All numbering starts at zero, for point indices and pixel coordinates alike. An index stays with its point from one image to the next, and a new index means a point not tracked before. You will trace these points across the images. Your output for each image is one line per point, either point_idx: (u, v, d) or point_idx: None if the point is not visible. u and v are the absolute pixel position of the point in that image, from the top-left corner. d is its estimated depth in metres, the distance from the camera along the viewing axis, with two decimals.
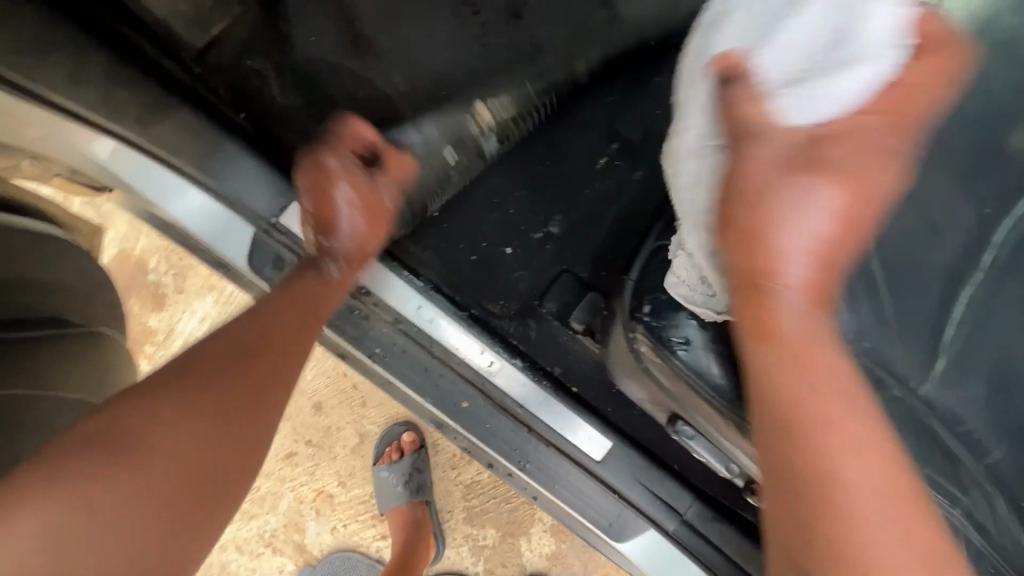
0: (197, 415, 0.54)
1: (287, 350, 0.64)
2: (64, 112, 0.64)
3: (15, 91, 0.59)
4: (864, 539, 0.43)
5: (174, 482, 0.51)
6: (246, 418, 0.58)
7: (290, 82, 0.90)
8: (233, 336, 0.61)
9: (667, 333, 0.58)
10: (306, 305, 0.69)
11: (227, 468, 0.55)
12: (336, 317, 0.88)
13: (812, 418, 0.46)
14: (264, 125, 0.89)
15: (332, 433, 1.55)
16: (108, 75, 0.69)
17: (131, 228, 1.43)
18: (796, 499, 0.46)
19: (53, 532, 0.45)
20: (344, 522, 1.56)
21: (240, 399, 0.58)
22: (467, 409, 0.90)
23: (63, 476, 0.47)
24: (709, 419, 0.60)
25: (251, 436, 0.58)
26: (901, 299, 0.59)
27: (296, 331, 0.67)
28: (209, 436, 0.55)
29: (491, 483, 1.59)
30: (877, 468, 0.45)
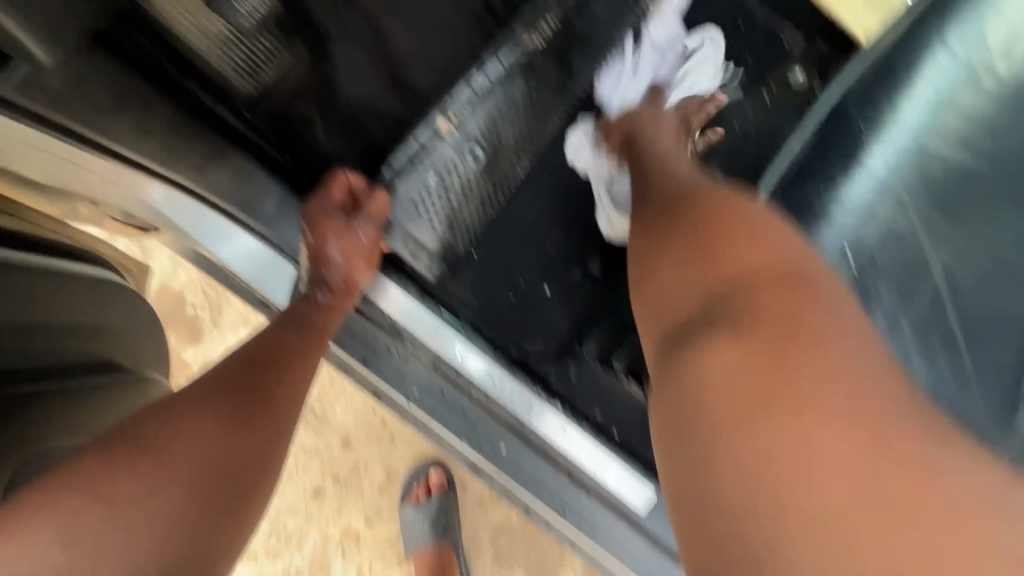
0: (195, 446, 0.53)
1: (286, 381, 0.64)
2: (130, 164, 0.64)
3: (89, 146, 0.59)
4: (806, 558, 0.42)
5: (195, 499, 0.51)
6: (261, 438, 0.58)
7: (335, 126, 0.92)
8: (233, 370, 0.61)
9: None
10: (304, 343, 0.70)
11: (224, 507, 0.53)
12: (373, 358, 0.87)
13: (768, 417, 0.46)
14: (309, 168, 0.91)
15: (360, 469, 1.53)
16: (171, 127, 0.71)
17: (171, 263, 1.46)
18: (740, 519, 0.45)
19: (72, 546, 0.45)
20: (370, 562, 1.52)
21: (238, 428, 0.57)
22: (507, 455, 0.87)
23: (44, 519, 0.45)
24: None
25: (246, 472, 0.56)
26: (987, 357, 0.54)
27: (292, 363, 0.67)
28: (209, 469, 0.53)
29: (520, 524, 1.54)
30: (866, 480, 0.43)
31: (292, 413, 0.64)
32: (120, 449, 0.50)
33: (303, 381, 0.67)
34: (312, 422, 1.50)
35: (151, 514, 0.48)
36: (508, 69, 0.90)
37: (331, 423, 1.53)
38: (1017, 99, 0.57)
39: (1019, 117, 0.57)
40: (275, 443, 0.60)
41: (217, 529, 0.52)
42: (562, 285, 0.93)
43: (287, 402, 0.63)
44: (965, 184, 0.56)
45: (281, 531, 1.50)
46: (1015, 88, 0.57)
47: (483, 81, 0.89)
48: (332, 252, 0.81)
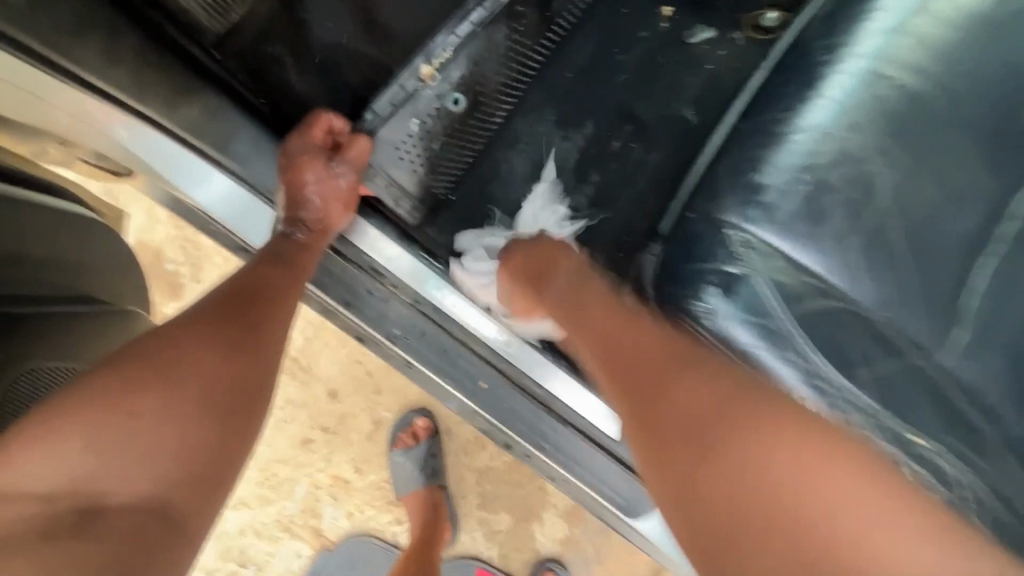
0: (188, 369, 0.55)
1: (272, 309, 0.66)
2: (91, 90, 0.63)
3: (55, 72, 0.59)
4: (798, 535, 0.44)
5: (193, 419, 0.54)
6: (253, 360, 0.61)
7: (308, 67, 0.91)
8: (216, 303, 0.63)
9: (690, 307, 0.55)
10: (287, 275, 0.72)
11: (225, 422, 0.56)
12: (354, 300, 0.89)
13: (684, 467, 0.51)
14: (283, 109, 0.90)
15: (347, 420, 1.57)
16: (139, 58, 0.69)
17: (148, 219, 1.45)
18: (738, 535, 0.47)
19: (83, 459, 0.48)
20: (360, 507, 1.58)
21: (230, 352, 0.59)
22: (487, 390, 0.91)
23: (60, 434, 0.49)
24: None
25: (241, 391, 0.58)
26: (931, 275, 0.57)
27: (276, 298, 0.68)
28: (204, 390, 0.55)
29: (504, 468, 1.61)
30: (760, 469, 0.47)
31: (281, 339, 0.66)
32: (115, 373, 0.53)
33: (289, 309, 0.69)
34: (298, 375, 1.54)
35: (156, 429, 0.52)
36: (491, 16, 0.89)
37: (317, 376, 1.56)
38: (966, 28, 0.60)
39: (972, 44, 0.60)
40: (268, 364, 0.62)
41: (222, 442, 0.55)
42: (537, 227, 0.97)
43: (275, 326, 0.65)
44: (913, 110, 0.58)
45: (272, 480, 1.55)
46: (965, 18, 0.60)
47: (465, 27, 0.88)
48: (310, 193, 0.83)
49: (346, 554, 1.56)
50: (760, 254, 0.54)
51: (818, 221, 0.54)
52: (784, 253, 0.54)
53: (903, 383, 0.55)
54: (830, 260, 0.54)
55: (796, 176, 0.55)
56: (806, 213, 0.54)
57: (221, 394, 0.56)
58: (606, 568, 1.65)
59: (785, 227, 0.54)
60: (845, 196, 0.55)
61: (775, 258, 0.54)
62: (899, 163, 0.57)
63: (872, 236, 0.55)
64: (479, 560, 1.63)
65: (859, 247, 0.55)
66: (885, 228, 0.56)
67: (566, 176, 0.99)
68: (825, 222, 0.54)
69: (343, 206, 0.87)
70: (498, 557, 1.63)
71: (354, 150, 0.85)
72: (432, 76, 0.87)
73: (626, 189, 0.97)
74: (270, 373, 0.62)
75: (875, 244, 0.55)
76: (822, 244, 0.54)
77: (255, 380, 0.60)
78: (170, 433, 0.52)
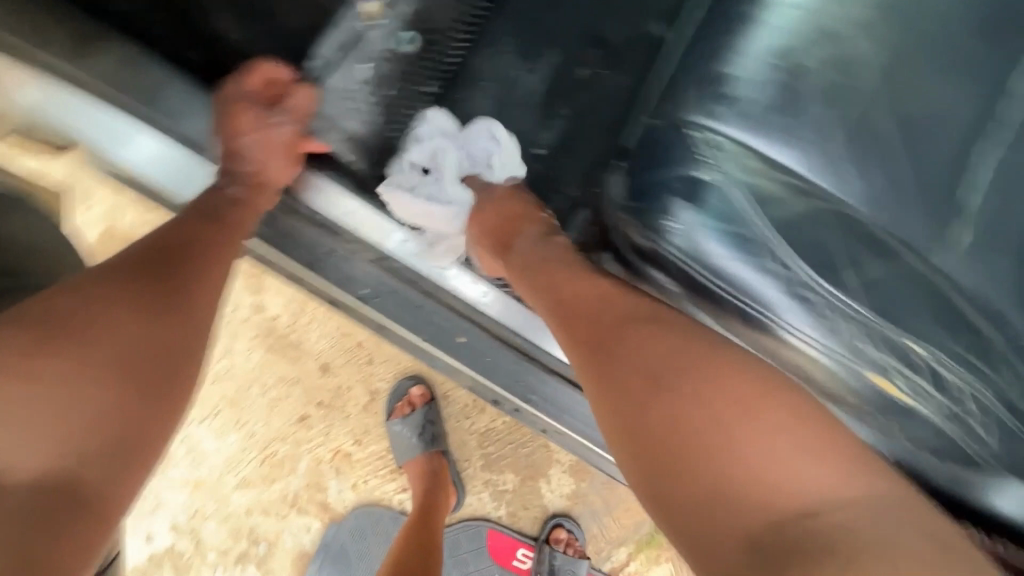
0: (103, 334, 0.55)
1: (198, 269, 0.65)
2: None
3: None
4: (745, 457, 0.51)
5: (112, 384, 0.53)
6: (178, 323, 0.60)
7: (241, 12, 0.83)
8: (137, 268, 0.61)
9: (656, 219, 0.49)
10: (212, 238, 0.69)
11: (145, 391, 0.55)
12: (317, 262, 0.84)
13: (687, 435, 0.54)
14: (217, 61, 0.83)
15: (341, 392, 1.55)
16: (22, 10, 0.67)
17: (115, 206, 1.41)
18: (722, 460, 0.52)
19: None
20: (365, 478, 1.57)
21: (150, 314, 0.58)
22: (466, 345, 0.87)
23: None
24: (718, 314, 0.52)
25: (162, 358, 0.57)
26: (921, 163, 0.52)
27: (204, 257, 0.67)
28: (119, 360, 0.55)
29: (505, 428, 1.60)
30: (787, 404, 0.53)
31: (210, 296, 0.65)
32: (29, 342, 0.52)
33: (218, 273, 0.67)
34: (288, 351, 1.52)
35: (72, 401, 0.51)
36: None
37: (306, 351, 1.53)
38: None
39: None
40: (196, 324, 0.62)
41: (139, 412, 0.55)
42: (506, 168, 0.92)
43: (200, 291, 0.63)
44: None
45: (272, 458, 1.53)
46: None
47: None
48: (245, 143, 0.77)
49: (354, 524, 1.56)
50: (728, 154, 0.49)
51: (788, 117, 0.50)
52: (754, 154, 0.49)
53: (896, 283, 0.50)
54: (805, 158, 0.50)
55: (759, 72, 0.50)
56: (774, 109, 0.50)
57: (142, 362, 0.56)
58: (617, 519, 1.65)
59: (749, 127, 0.49)
60: (816, 86, 0.50)
61: (745, 156, 0.49)
62: (873, 42, 0.52)
63: (851, 124, 0.50)
64: (488, 522, 1.62)
65: (838, 141, 0.50)
66: (865, 117, 0.51)
67: (531, 110, 0.92)
68: (796, 118, 0.50)
69: (287, 160, 0.80)
70: (507, 516, 1.63)
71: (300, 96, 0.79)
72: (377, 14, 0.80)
73: (595, 120, 0.91)
74: (196, 341, 0.61)
75: (855, 132, 0.50)
76: (796, 141, 0.49)
77: (179, 342, 0.59)
78: (86, 402, 0.52)
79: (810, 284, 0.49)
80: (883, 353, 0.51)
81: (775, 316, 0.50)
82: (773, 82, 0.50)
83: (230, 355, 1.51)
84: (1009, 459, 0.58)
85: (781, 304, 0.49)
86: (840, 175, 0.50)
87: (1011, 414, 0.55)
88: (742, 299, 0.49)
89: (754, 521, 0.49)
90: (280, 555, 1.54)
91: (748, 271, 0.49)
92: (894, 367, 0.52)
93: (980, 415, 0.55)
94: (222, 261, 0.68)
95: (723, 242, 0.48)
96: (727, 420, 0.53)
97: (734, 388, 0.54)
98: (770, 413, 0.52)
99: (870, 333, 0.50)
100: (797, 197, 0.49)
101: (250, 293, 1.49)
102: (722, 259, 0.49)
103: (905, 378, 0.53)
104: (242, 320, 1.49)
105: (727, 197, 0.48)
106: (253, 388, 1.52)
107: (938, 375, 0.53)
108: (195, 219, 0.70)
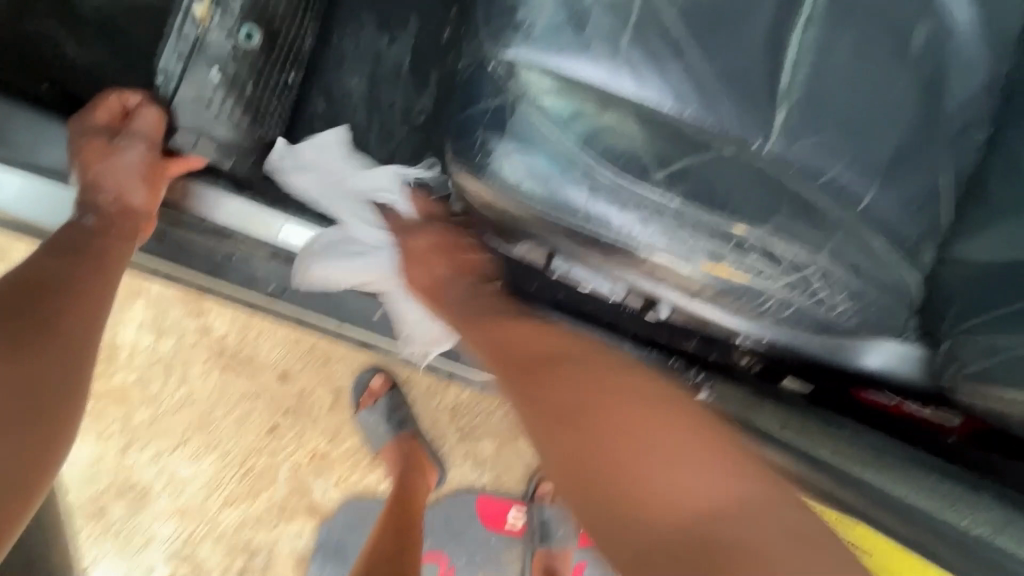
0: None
1: (70, 302, 0.64)
2: None
3: None
4: (688, 502, 0.46)
5: None
6: (50, 358, 0.59)
7: (87, 36, 0.83)
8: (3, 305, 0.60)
9: (477, 157, 0.52)
10: (69, 267, 0.67)
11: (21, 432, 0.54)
12: (219, 267, 0.87)
13: (588, 485, 0.51)
14: (70, 88, 0.82)
15: (305, 397, 1.57)
16: None
17: None
18: (702, 521, 0.45)
19: None
20: (346, 474, 1.60)
21: (8, 348, 0.57)
22: (381, 320, 0.90)
23: None
24: (570, 235, 0.55)
25: (37, 402, 0.57)
26: (724, 55, 0.54)
27: (82, 289, 0.66)
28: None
29: (472, 400, 1.64)
30: (646, 401, 0.54)
31: (89, 330, 0.64)
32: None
33: (93, 304, 0.66)
34: (243, 367, 1.53)
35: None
36: None
37: (261, 364, 1.54)
38: None
39: None
40: (68, 358, 0.61)
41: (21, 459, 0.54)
42: (388, 142, 0.92)
43: (71, 321, 0.63)
44: None
45: (251, 473, 1.56)
46: None
47: None
48: (98, 175, 0.76)
49: (345, 519, 1.60)
50: (529, 84, 0.50)
51: (584, 37, 0.50)
52: (557, 81, 0.51)
53: (715, 173, 0.53)
54: (607, 75, 0.51)
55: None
56: (569, 31, 0.50)
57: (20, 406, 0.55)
58: None
59: (549, 55, 0.50)
60: (608, 0, 0.51)
61: (545, 79, 0.51)
62: None
63: (647, 31, 0.52)
64: (475, 491, 1.67)
65: (637, 54, 0.51)
66: (662, 23, 0.52)
67: (401, 80, 0.93)
68: (591, 37, 0.51)
69: (150, 184, 0.78)
70: (493, 483, 1.68)
71: (144, 119, 0.76)
72: (208, 17, 0.72)
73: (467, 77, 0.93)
74: (78, 374, 0.61)
75: (655, 40, 0.52)
76: (594, 61, 0.51)
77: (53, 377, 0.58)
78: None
79: (627, 189, 0.52)
80: (714, 240, 0.53)
81: (603, 222, 0.52)
82: (564, 3, 0.50)
83: (185, 382, 1.51)
84: (865, 319, 0.63)
85: (613, 208, 0.52)
86: (644, 88, 0.52)
87: (849, 274, 0.59)
88: (568, 219, 0.52)
89: (709, 526, 0.45)
90: (279, 563, 1.57)
91: (569, 187, 0.51)
92: (725, 251, 0.54)
93: (822, 283, 0.59)
94: (95, 292, 0.67)
95: (542, 166, 0.51)
96: (634, 436, 0.51)
97: (615, 416, 0.53)
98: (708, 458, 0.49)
99: (695, 223, 0.53)
100: (604, 113, 0.51)
101: (192, 317, 1.49)
102: (541, 180, 0.51)
103: (740, 262, 0.55)
104: (191, 345, 1.49)
105: (535, 127, 0.51)
106: (217, 409, 1.53)
107: (774, 253, 0.56)
108: (49, 254, 0.67)
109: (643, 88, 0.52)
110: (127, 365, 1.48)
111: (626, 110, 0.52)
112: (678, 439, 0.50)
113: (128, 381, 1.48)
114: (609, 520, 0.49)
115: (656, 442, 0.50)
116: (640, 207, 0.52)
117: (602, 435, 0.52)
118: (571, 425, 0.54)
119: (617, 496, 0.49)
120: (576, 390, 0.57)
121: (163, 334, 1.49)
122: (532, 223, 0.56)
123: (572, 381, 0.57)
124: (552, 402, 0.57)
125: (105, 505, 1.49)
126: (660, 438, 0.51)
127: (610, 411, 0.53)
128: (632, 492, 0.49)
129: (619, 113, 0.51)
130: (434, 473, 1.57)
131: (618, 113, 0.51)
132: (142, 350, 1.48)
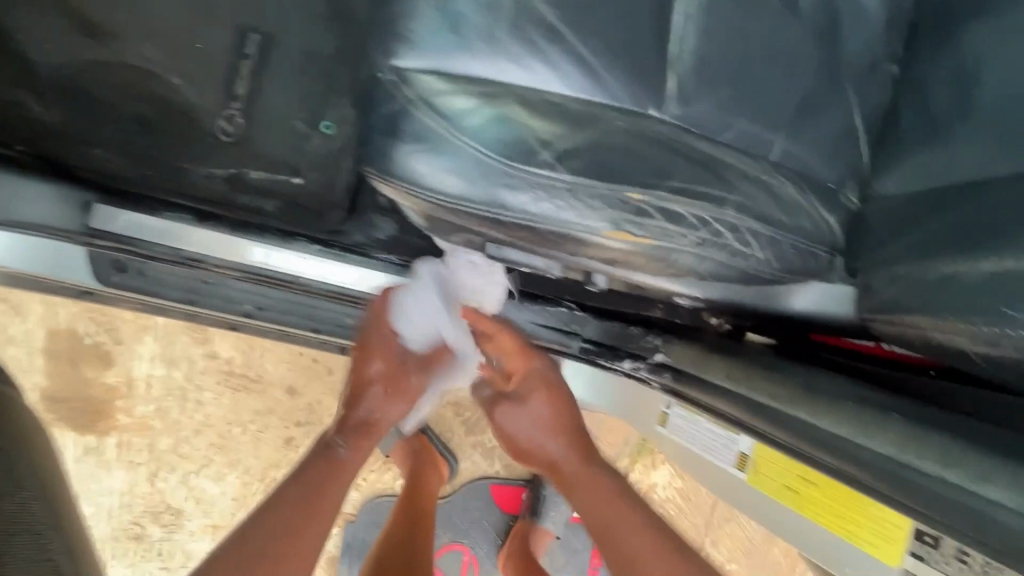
0: (267, 526, 0.65)
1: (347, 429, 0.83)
2: None
3: None
4: (630, 537, 0.69)
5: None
6: (321, 507, 0.71)
7: (49, 96, 0.90)
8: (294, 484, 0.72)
9: (380, 160, 0.56)
10: (332, 460, 0.77)
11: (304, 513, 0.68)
12: (197, 293, 0.93)
13: (622, 564, 0.67)
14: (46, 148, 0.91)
15: (314, 407, 1.64)
16: None
17: (48, 307, 1.50)
18: (627, 555, 0.67)
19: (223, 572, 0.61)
20: (364, 476, 1.68)
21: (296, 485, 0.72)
22: (353, 324, 0.96)
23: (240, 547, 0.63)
24: (478, 221, 0.58)
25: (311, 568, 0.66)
26: (602, 34, 0.59)
27: (349, 426, 0.84)
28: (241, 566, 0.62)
29: (474, 391, 1.70)
30: (603, 489, 0.77)
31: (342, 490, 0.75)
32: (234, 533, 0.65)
33: (342, 457, 0.78)
34: (254, 386, 1.61)
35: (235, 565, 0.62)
36: None
37: (270, 381, 1.62)
38: None
39: None
40: (325, 503, 0.71)
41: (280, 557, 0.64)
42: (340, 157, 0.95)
43: (336, 481, 0.75)
44: None
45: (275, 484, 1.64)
46: None
47: None
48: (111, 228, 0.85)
49: (369, 518, 1.67)
50: (416, 86, 0.54)
51: (464, 40, 0.55)
52: (443, 80, 0.55)
53: (604, 144, 0.56)
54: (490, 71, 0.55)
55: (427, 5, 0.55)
56: (450, 35, 0.55)
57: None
58: None
59: (434, 59, 0.55)
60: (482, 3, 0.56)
61: (428, 80, 0.54)
62: None
63: (523, 25, 0.56)
64: (489, 478, 1.72)
65: (516, 48, 0.56)
66: (537, 15, 0.57)
67: (345, 96, 0.98)
68: (470, 39, 0.55)
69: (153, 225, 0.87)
70: (504, 469, 1.73)
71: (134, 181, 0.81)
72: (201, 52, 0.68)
73: None
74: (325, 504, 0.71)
75: (532, 32, 0.56)
76: (476, 59, 0.55)
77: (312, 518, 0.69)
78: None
79: (514, 171, 0.54)
80: (609, 207, 0.55)
81: (502, 205, 0.55)
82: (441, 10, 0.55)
83: (201, 407, 1.60)
84: (784, 264, 0.66)
85: (509, 190, 0.54)
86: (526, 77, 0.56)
87: (760, 223, 0.62)
88: (470, 206, 0.55)
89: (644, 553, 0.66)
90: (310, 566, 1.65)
91: (463, 177, 0.54)
92: (623, 217, 0.56)
93: (735, 234, 0.62)
94: (346, 470, 0.77)
95: (434, 165, 0.54)
96: (607, 524, 0.72)
97: (608, 486, 0.77)
98: (640, 537, 0.68)
99: (590, 193, 0.55)
100: (491, 103, 0.54)
101: (199, 344, 1.57)
102: (437, 174, 0.54)
103: (642, 226, 0.57)
104: (202, 370, 1.58)
105: (426, 124, 0.53)
106: (234, 428, 1.61)
107: (673, 211, 0.58)
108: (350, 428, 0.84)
109: (526, 77, 0.56)
110: (145, 397, 1.57)
111: (514, 97, 0.55)
112: (593, 501, 0.75)
113: (149, 412, 1.57)
114: (627, 561, 0.67)
115: (598, 517, 0.73)
116: (534, 187, 0.54)
117: (602, 501, 0.75)
118: (572, 487, 0.80)
119: (622, 561, 0.67)
120: (571, 429, 0.85)
121: (174, 364, 1.58)
122: (443, 213, 0.59)
123: (576, 465, 0.80)
124: (582, 444, 0.83)
125: (143, 530, 1.59)
126: (626, 495, 0.75)
127: (608, 533, 0.71)
128: (605, 527, 0.72)
129: (507, 101, 0.55)
130: (446, 465, 1.61)
131: (505, 101, 0.55)
132: (157, 381, 1.57)
